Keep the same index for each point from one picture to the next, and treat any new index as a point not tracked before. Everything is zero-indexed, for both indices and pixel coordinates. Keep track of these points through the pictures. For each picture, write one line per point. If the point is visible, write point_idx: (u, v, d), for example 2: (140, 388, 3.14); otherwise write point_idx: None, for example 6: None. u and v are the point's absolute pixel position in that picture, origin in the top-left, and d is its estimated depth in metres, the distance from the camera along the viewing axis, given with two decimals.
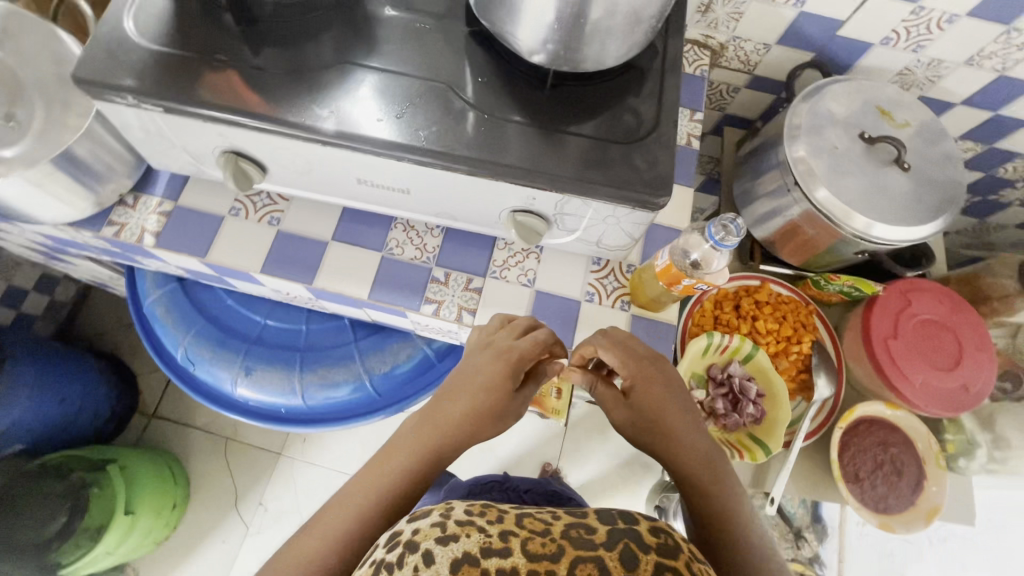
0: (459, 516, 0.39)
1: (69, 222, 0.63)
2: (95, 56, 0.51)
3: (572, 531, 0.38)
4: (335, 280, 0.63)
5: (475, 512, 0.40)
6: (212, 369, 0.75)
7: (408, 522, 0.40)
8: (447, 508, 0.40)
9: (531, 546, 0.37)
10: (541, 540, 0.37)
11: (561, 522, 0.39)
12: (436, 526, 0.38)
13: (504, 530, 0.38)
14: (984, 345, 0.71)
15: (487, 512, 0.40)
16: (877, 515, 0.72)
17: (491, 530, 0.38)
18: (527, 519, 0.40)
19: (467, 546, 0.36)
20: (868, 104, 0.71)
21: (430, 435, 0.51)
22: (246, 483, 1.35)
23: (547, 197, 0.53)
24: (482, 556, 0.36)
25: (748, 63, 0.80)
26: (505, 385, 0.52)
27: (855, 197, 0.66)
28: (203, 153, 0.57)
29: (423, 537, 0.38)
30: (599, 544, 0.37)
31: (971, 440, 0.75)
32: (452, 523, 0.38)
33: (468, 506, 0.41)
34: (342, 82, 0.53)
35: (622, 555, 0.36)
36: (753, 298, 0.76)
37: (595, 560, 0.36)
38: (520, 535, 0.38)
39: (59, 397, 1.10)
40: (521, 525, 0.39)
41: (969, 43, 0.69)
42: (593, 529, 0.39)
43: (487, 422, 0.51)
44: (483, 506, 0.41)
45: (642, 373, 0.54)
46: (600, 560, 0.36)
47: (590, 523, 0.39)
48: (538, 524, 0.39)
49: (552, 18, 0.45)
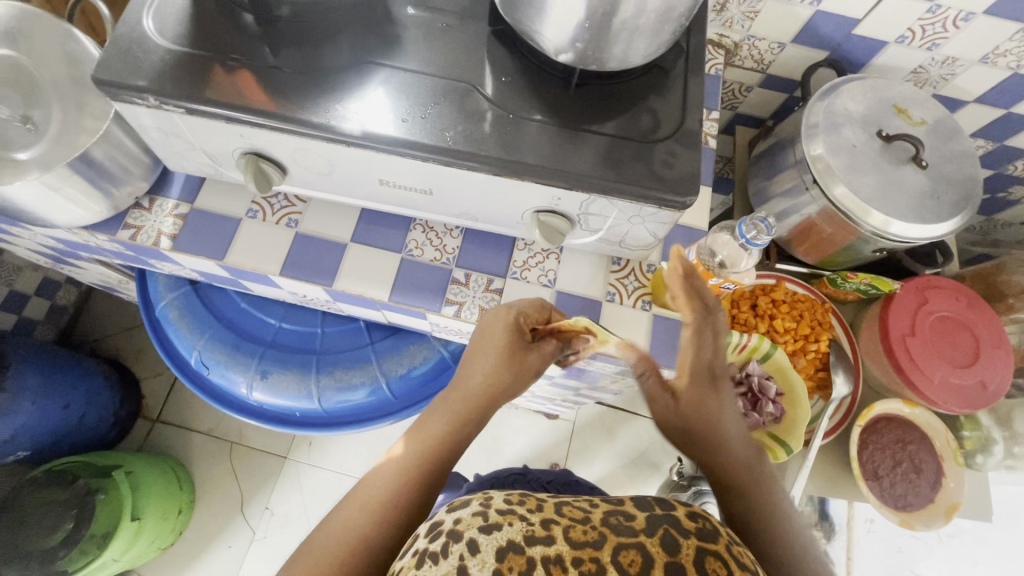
0: (500, 505, 0.39)
1: (84, 225, 0.62)
2: (114, 57, 0.50)
3: (611, 518, 0.37)
4: (355, 282, 0.63)
5: (514, 501, 0.39)
6: (227, 373, 0.75)
7: (448, 511, 0.39)
8: (486, 497, 0.40)
9: (573, 533, 0.36)
10: (583, 527, 0.37)
11: (600, 510, 0.39)
12: (477, 515, 0.37)
13: (546, 519, 0.37)
14: (1000, 341, 0.72)
15: (527, 501, 0.39)
16: (897, 513, 0.72)
17: (532, 518, 0.37)
18: (566, 508, 0.39)
19: (510, 535, 0.36)
20: (884, 102, 0.71)
21: (458, 408, 0.53)
22: (253, 487, 1.33)
23: (572, 197, 0.53)
24: (526, 544, 0.35)
25: (762, 61, 0.80)
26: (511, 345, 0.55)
27: (873, 195, 0.66)
28: (222, 154, 0.57)
29: (465, 526, 0.37)
30: (639, 530, 0.36)
31: (988, 437, 0.76)
32: (493, 511, 0.38)
33: (507, 495, 0.40)
34: (363, 81, 0.52)
35: (663, 540, 0.35)
36: (769, 296, 0.76)
37: (636, 546, 0.35)
38: (562, 523, 0.37)
39: (63, 402, 1.09)
40: (561, 514, 0.38)
41: (984, 41, 0.69)
42: (632, 516, 0.38)
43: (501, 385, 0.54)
44: (522, 496, 0.40)
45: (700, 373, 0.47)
46: (643, 546, 0.35)
47: (628, 510, 0.38)
48: (578, 512, 0.38)
49: (582, 15, 0.44)
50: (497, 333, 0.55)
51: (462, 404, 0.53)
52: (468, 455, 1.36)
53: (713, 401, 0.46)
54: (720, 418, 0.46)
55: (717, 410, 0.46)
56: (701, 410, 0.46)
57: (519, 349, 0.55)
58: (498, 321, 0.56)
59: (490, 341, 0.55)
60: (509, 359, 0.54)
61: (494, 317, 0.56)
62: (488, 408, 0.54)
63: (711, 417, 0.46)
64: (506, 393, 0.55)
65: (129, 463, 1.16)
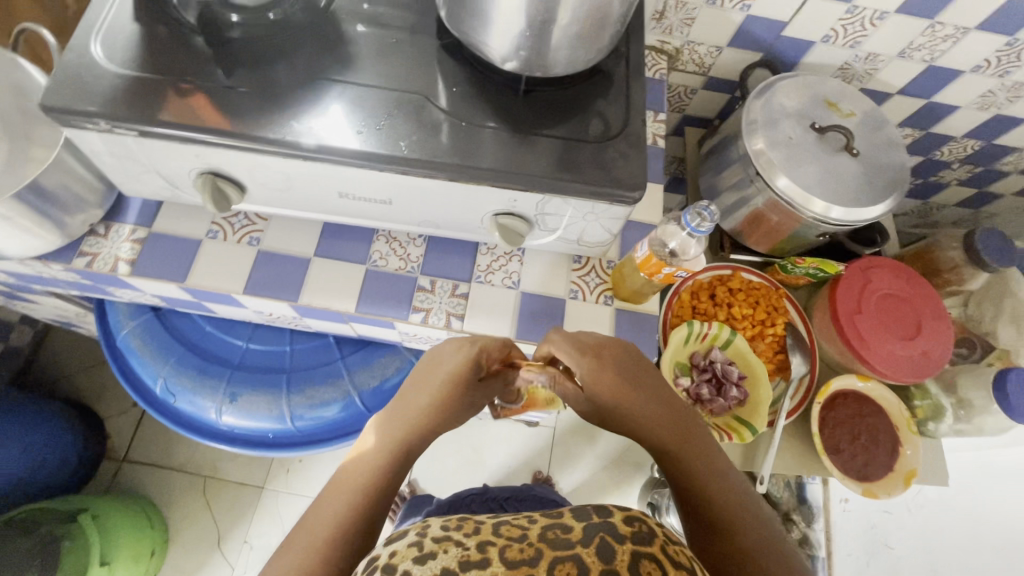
0: (436, 533, 0.39)
1: (36, 255, 0.61)
2: (62, 84, 0.50)
3: (548, 533, 0.38)
4: (322, 296, 0.63)
5: (451, 527, 0.39)
6: (195, 399, 0.74)
7: (385, 546, 0.40)
8: (424, 527, 0.40)
9: (509, 553, 0.36)
10: (519, 546, 0.37)
11: (537, 525, 0.39)
12: (413, 546, 0.38)
13: (482, 541, 0.37)
14: (939, 313, 0.76)
15: (464, 526, 0.39)
16: (861, 483, 0.75)
17: (468, 542, 0.37)
18: (504, 528, 0.39)
19: (445, 562, 0.36)
20: (816, 97, 0.76)
21: (400, 427, 0.52)
22: (229, 520, 1.29)
23: (527, 198, 0.54)
24: (461, 569, 0.35)
25: (703, 65, 0.85)
26: (464, 377, 0.56)
27: (813, 183, 0.71)
28: (179, 176, 0.57)
29: (400, 559, 0.37)
30: (576, 541, 0.37)
31: (937, 405, 0.80)
32: (430, 540, 0.38)
33: (446, 522, 0.41)
34: (316, 98, 0.53)
35: (599, 549, 0.36)
36: (726, 286, 0.80)
37: (572, 558, 0.36)
38: (498, 544, 0.37)
39: (21, 446, 1.05)
40: (498, 534, 0.38)
41: (899, 38, 0.75)
42: (569, 528, 0.39)
43: (442, 414, 0.54)
44: (460, 521, 0.40)
45: (607, 378, 0.55)
46: (578, 557, 0.36)
47: (566, 523, 0.39)
48: (515, 531, 0.39)
49: (522, 25, 0.47)
50: (453, 365, 0.56)
51: (402, 428, 0.52)
52: (450, 469, 1.35)
53: (623, 397, 0.54)
54: (625, 407, 0.54)
55: (629, 402, 0.54)
56: (601, 386, 0.54)
57: (467, 384, 0.56)
58: (456, 352, 0.57)
59: (444, 371, 0.56)
60: (458, 389, 0.55)
61: (465, 362, 0.56)
62: (426, 436, 0.53)
63: (615, 387, 0.54)
64: (441, 425, 0.54)
65: (94, 506, 1.11)
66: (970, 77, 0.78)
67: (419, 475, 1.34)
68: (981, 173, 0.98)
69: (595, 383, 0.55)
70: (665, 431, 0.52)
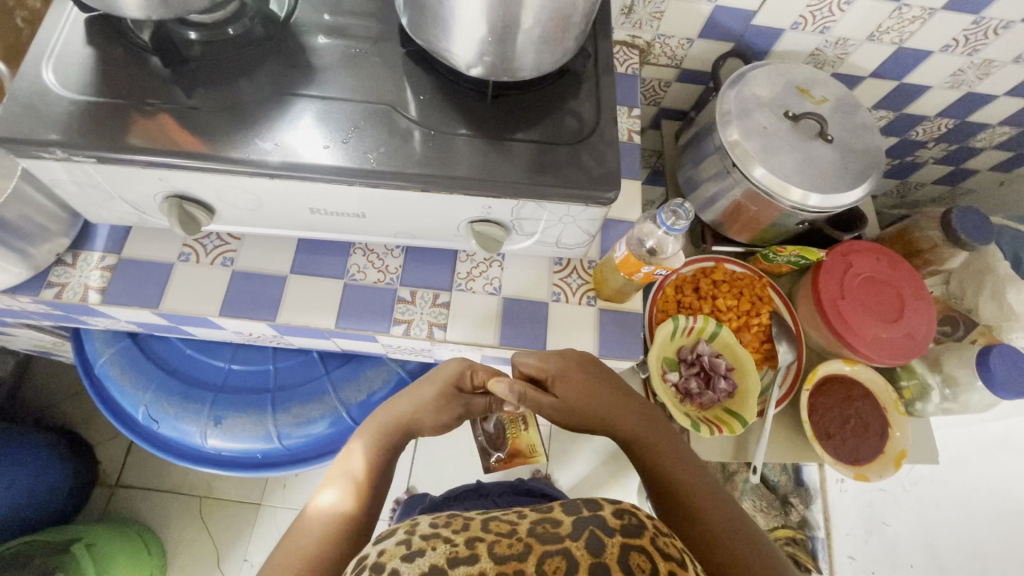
0: (425, 531, 0.38)
1: (2, 289, 0.59)
2: (14, 113, 0.49)
3: (538, 528, 0.38)
4: (300, 313, 0.62)
5: (440, 524, 0.39)
6: (179, 424, 0.73)
7: (374, 545, 0.39)
8: (412, 525, 0.40)
9: (498, 548, 0.36)
10: (509, 541, 0.37)
11: (527, 520, 0.39)
12: (401, 545, 0.37)
13: (471, 538, 0.37)
14: (921, 293, 0.77)
15: (453, 523, 0.39)
16: (852, 468, 0.76)
17: (457, 540, 0.37)
18: (493, 524, 0.39)
19: (433, 559, 0.35)
20: (788, 85, 0.76)
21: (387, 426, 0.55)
22: (227, 539, 1.28)
23: (502, 204, 0.54)
24: (449, 566, 0.35)
25: (675, 57, 0.85)
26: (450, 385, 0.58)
27: (790, 171, 0.70)
28: (146, 200, 0.55)
29: (388, 557, 0.36)
30: (565, 536, 0.37)
31: (924, 384, 0.82)
32: (418, 538, 0.37)
33: (435, 519, 0.40)
34: (279, 113, 0.52)
35: (589, 542, 0.36)
36: (710, 278, 0.80)
37: (562, 552, 0.35)
38: (487, 540, 0.37)
39: (7, 480, 1.03)
40: (487, 530, 0.38)
41: (867, 21, 0.75)
42: (559, 522, 0.38)
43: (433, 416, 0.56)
44: (449, 518, 0.40)
45: (569, 380, 0.56)
46: (568, 552, 0.36)
47: (556, 517, 0.39)
48: (505, 526, 0.39)
49: (484, 30, 0.46)
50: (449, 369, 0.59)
51: (391, 426, 0.55)
52: (448, 475, 1.34)
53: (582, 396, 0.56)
54: (589, 406, 0.55)
55: (591, 399, 0.56)
56: (570, 386, 0.56)
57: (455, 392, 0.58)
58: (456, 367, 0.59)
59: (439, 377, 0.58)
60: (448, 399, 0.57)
61: (455, 368, 0.59)
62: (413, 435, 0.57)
63: (584, 392, 0.56)
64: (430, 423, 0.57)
65: (88, 536, 1.09)
66: (940, 57, 0.79)
67: (418, 480, 1.33)
68: (956, 150, 0.99)
69: (565, 387, 0.56)
70: (628, 428, 0.55)
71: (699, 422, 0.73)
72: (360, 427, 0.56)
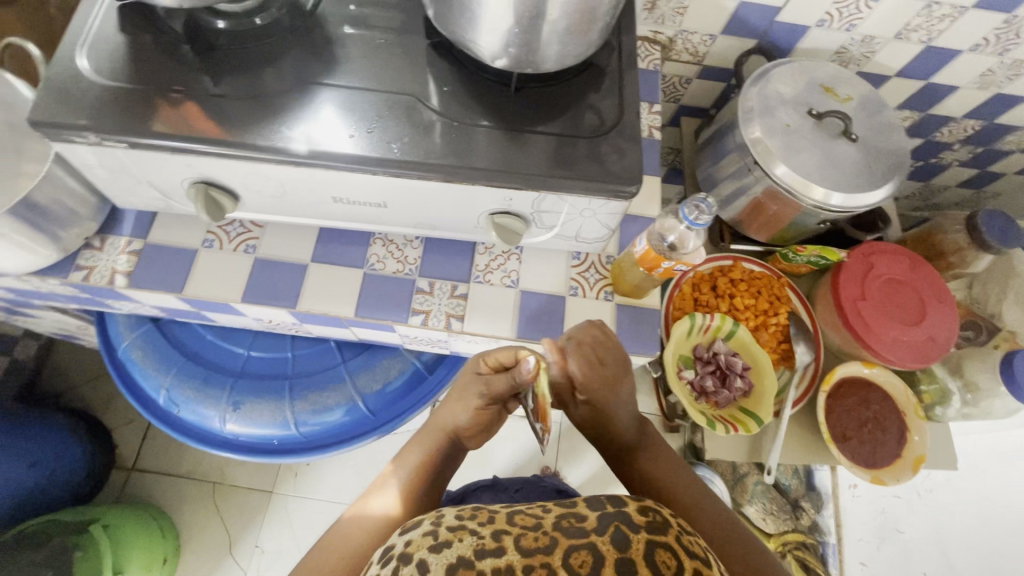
0: (450, 522, 0.39)
1: (32, 271, 0.61)
2: (49, 97, 0.50)
3: (562, 522, 0.38)
4: (321, 301, 0.63)
5: (465, 516, 0.39)
6: (199, 408, 0.74)
7: (400, 535, 0.40)
8: (438, 516, 0.40)
9: (524, 541, 0.36)
10: (534, 534, 0.37)
11: (552, 514, 0.39)
12: (428, 535, 0.38)
13: (496, 530, 0.37)
14: (943, 296, 0.75)
15: (478, 515, 0.39)
16: (868, 470, 0.75)
17: (483, 532, 0.37)
18: (518, 517, 0.39)
19: (460, 551, 0.36)
20: (813, 82, 0.75)
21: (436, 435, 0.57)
22: (239, 525, 1.30)
23: (523, 196, 0.54)
24: (476, 557, 0.35)
25: (697, 54, 0.84)
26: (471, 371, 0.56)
27: (812, 170, 0.70)
28: (173, 186, 0.56)
29: (415, 547, 0.37)
30: (590, 530, 0.37)
31: (945, 389, 0.81)
32: (444, 529, 0.38)
33: (460, 511, 0.41)
34: (306, 103, 0.53)
35: (613, 537, 0.36)
36: (727, 277, 0.80)
37: (588, 546, 0.35)
38: (513, 532, 0.37)
39: (29, 460, 1.06)
40: (513, 524, 0.38)
41: (895, 19, 0.74)
42: (583, 517, 0.38)
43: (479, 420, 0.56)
44: (474, 510, 0.40)
45: (599, 384, 0.54)
46: (593, 546, 0.35)
47: (581, 512, 0.39)
48: (529, 520, 0.39)
49: (511, 22, 0.46)
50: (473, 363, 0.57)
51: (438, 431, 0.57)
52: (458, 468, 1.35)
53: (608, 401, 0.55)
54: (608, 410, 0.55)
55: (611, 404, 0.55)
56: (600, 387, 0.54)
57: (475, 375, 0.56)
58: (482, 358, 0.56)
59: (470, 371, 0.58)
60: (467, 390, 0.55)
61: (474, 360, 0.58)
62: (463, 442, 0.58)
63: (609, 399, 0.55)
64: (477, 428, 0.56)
65: (104, 516, 1.12)
66: (969, 57, 0.77)
67: None
68: (983, 153, 0.97)
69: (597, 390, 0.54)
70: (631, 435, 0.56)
71: (714, 420, 0.73)
72: (416, 433, 0.58)
